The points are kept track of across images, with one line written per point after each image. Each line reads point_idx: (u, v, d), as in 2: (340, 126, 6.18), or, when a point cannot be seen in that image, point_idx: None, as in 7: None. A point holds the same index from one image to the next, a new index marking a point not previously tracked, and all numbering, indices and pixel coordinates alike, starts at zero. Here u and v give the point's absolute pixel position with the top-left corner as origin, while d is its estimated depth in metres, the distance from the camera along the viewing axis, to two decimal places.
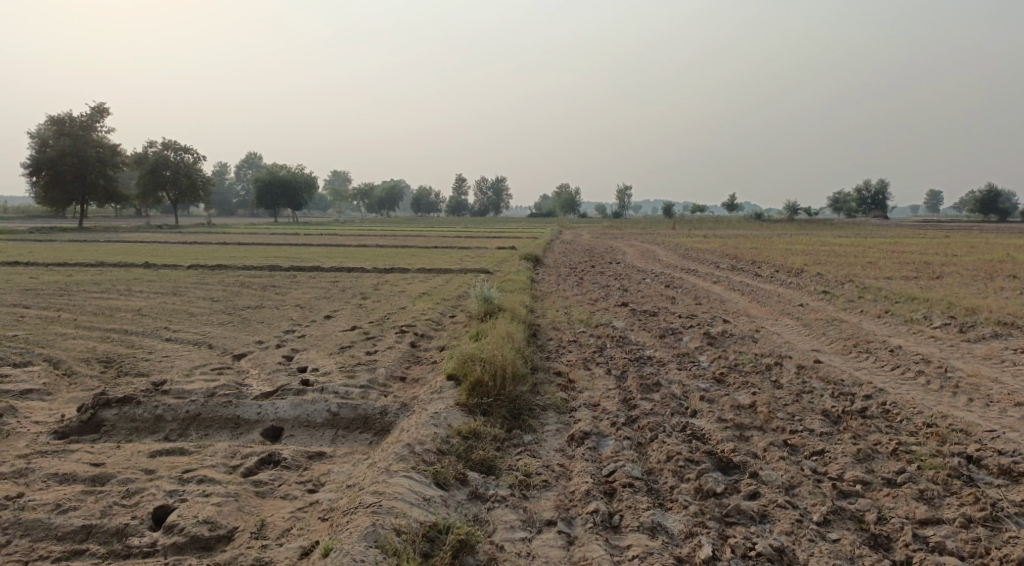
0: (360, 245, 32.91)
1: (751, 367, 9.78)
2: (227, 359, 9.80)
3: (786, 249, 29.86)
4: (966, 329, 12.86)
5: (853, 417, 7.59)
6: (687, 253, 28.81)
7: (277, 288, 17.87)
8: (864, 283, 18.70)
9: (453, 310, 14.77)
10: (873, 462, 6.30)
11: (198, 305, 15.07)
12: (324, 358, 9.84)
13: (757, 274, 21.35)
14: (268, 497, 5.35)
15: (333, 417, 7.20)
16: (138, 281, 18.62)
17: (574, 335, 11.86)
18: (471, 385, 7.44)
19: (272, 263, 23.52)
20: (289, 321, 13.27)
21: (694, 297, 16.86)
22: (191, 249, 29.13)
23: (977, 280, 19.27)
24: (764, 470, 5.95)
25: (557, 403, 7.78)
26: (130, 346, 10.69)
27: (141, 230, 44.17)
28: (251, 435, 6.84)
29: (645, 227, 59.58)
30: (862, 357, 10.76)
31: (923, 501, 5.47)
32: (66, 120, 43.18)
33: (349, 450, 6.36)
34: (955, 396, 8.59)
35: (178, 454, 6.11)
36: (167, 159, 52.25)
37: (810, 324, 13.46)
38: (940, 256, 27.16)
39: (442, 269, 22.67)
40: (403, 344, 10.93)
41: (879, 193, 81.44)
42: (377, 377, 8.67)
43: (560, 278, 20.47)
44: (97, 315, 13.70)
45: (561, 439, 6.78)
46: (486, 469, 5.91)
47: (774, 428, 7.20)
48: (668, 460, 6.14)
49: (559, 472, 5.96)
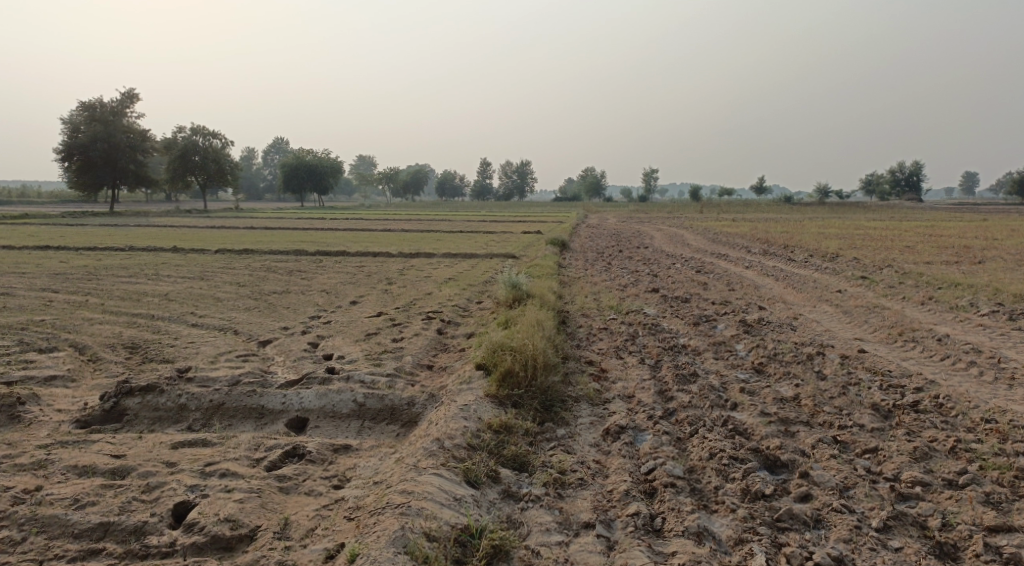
0: (386, 229, 32.77)
1: (791, 357, 9.37)
2: (252, 346, 9.63)
3: (819, 233, 29.09)
4: (1017, 317, 12.26)
5: (905, 411, 7.17)
6: (716, 237, 28.21)
7: (303, 273, 17.76)
8: (903, 267, 18.05)
9: (480, 296, 14.48)
10: (931, 461, 5.91)
11: (224, 290, 14.97)
12: (351, 345, 9.63)
13: (790, 259, 20.75)
14: (292, 494, 5.12)
15: (360, 408, 6.96)
16: (166, 266, 18.62)
17: (604, 323, 11.52)
18: (501, 375, 7.15)
19: (298, 247, 23.45)
20: (315, 306, 13.11)
21: (727, 283, 16.39)
22: (219, 234, 29.19)
23: (1023, 265, 18.50)
24: (815, 470, 5.60)
25: (589, 394, 7.47)
26: (156, 332, 10.58)
27: (170, 214, 44.60)
28: (276, 426, 6.63)
29: (672, 209, 58.80)
30: (908, 346, 10.28)
31: (990, 506, 5.10)
32: (97, 105, 43.60)
33: (376, 443, 6.12)
34: (1011, 389, 8.11)
35: (201, 446, 5.92)
36: (196, 143, 52.56)
37: (850, 311, 12.96)
38: (981, 239, 26.25)
39: (469, 254, 22.38)
40: (430, 331, 10.67)
41: (913, 174, 79.59)
42: (403, 366, 8.42)
43: (588, 263, 20.10)
44: (125, 300, 13.65)
45: (596, 433, 6.48)
46: (518, 466, 5.63)
47: (821, 423, 6.81)
48: (711, 457, 5.82)
49: (595, 469, 5.66)
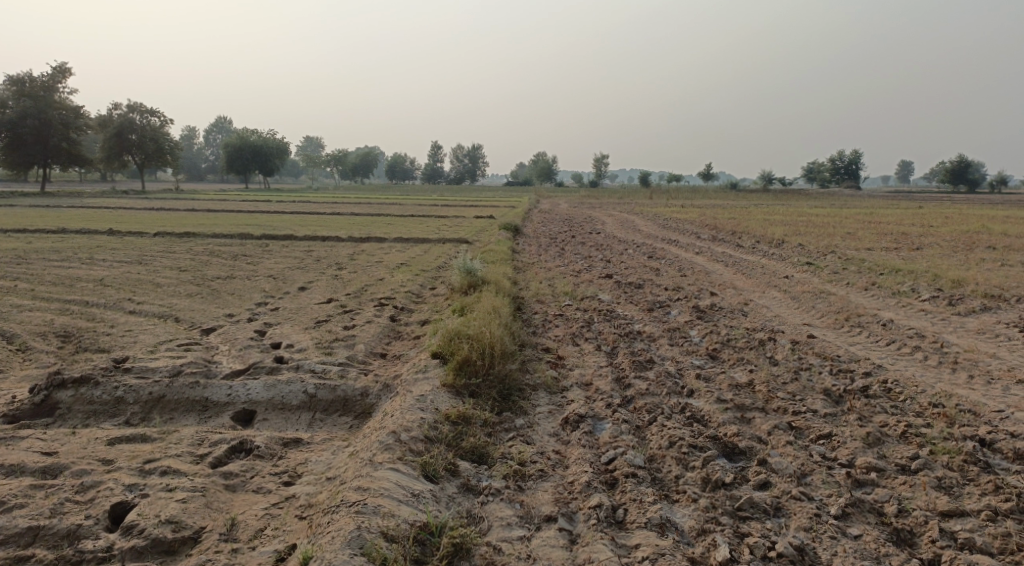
0: (335, 213, 32.09)
1: (744, 343, 9.44)
2: (195, 335, 9.23)
3: (765, 219, 29.64)
4: (956, 302, 12.65)
5: (856, 396, 7.28)
6: (666, 223, 28.46)
7: (249, 258, 17.19)
8: (847, 254, 18.49)
9: (433, 282, 14.25)
10: (884, 446, 5.99)
11: (164, 275, 14.35)
12: (300, 333, 9.31)
13: (739, 245, 21.06)
14: (240, 492, 4.87)
15: (310, 399, 6.70)
16: (102, 249, 17.78)
17: (559, 309, 11.45)
18: (457, 364, 6.98)
19: (243, 231, 22.75)
20: (262, 292, 12.68)
21: (678, 268, 16.51)
22: (159, 216, 28.09)
23: (957, 251, 19.16)
24: (773, 457, 5.62)
25: (547, 382, 7.37)
26: (91, 320, 10.04)
27: (105, 195, 42.75)
28: (220, 420, 6.33)
29: (622, 195, 59.35)
30: (855, 331, 10.48)
31: (942, 491, 5.19)
32: (26, 80, 41.41)
33: (328, 436, 5.89)
34: (956, 373, 8.32)
35: (140, 442, 5.59)
36: (133, 121, 50.47)
37: (798, 297, 13.17)
38: (916, 226, 27.17)
39: (420, 238, 22.02)
40: (383, 318, 10.41)
41: (852, 163, 81.99)
42: (356, 355, 8.17)
43: (541, 248, 20.01)
44: (57, 285, 12.95)
45: (555, 422, 6.38)
46: (477, 458, 5.49)
47: (777, 409, 6.85)
48: (670, 446, 5.78)
49: (555, 460, 5.56)
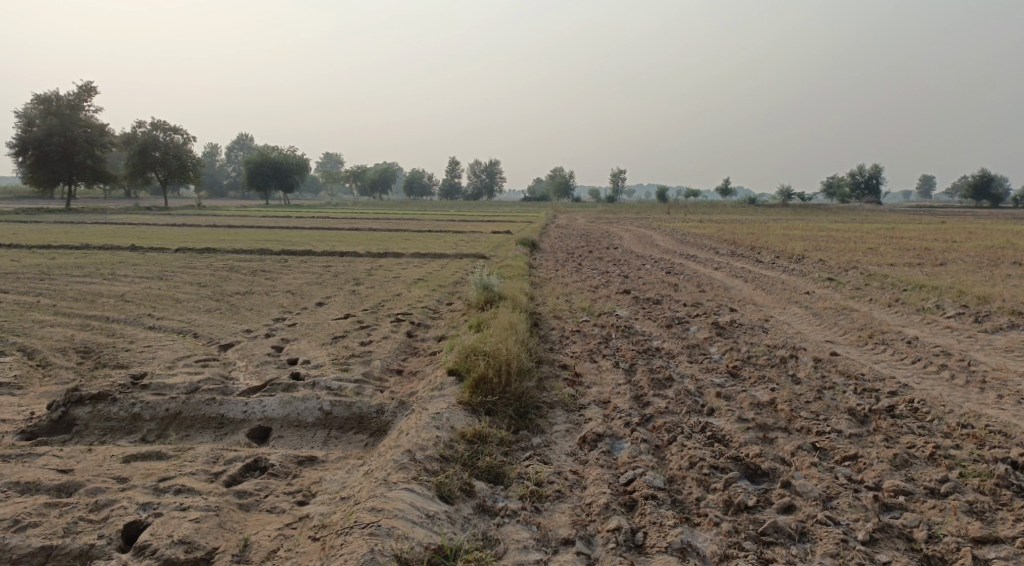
0: (353, 228, 32.27)
1: (765, 360, 9.28)
2: (212, 351, 9.25)
3: (784, 234, 29.36)
4: (982, 319, 12.38)
5: (882, 416, 7.10)
6: (684, 238, 28.29)
7: (267, 273, 17.27)
8: (868, 269, 18.23)
9: (450, 298, 14.22)
10: (912, 468, 5.83)
11: (184, 291, 14.44)
12: (317, 349, 9.29)
13: (758, 260, 20.86)
14: (253, 511, 4.82)
15: (326, 417, 6.65)
16: (123, 265, 17.95)
17: (577, 325, 11.36)
18: (474, 382, 6.89)
19: (262, 246, 22.90)
20: (280, 308, 12.71)
21: (697, 284, 16.36)
22: (180, 232, 28.38)
23: (982, 267, 18.83)
24: (797, 479, 5.48)
25: (565, 400, 7.27)
26: (110, 336, 10.10)
27: (128, 211, 43.32)
28: (236, 437, 6.29)
29: (640, 210, 59.18)
30: (879, 348, 10.28)
31: (974, 516, 5.04)
32: (53, 98, 42.24)
33: (343, 454, 5.83)
34: (984, 392, 8.11)
35: (156, 459, 5.57)
36: (156, 139, 51.22)
37: (820, 313, 12.97)
38: (940, 241, 26.77)
39: (437, 254, 22.04)
40: (400, 334, 10.37)
41: (873, 177, 81.23)
42: (372, 371, 8.12)
43: (558, 264, 19.95)
44: (78, 301, 13.08)
45: (572, 441, 6.28)
46: (493, 478, 5.41)
47: (799, 429, 6.71)
48: (691, 467, 5.66)
49: (573, 481, 5.47)
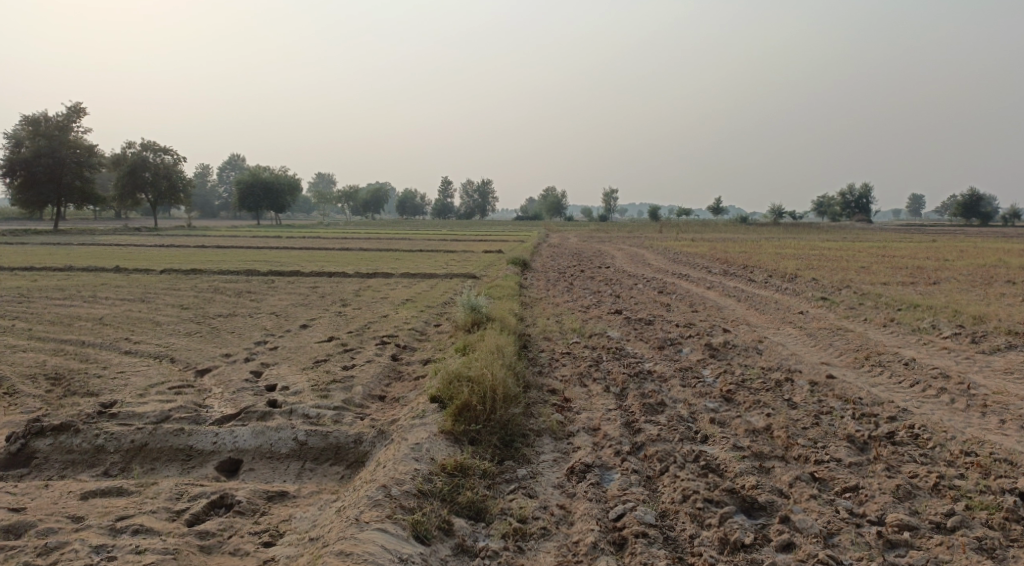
0: (343, 248, 32.01)
1: (760, 384, 9.00)
2: (188, 376, 8.92)
3: (776, 253, 29.22)
4: (979, 340, 12.16)
5: (882, 443, 6.83)
6: (676, 257, 28.12)
7: (253, 295, 16.95)
8: (862, 288, 18.01)
9: (437, 319, 13.91)
10: (916, 499, 5.56)
11: (165, 313, 14.09)
12: (297, 374, 8.97)
13: (750, 279, 20.64)
14: (214, 554, 4.49)
15: (300, 447, 6.32)
16: (105, 287, 17.59)
17: (567, 347, 11.07)
18: (457, 409, 6.57)
19: (250, 267, 22.60)
20: (262, 331, 12.39)
21: (689, 304, 16.11)
22: (168, 252, 28.04)
23: (976, 286, 18.67)
24: (796, 514, 5.21)
25: (553, 427, 6.97)
26: (83, 361, 9.75)
27: (116, 232, 42.93)
28: (204, 470, 5.96)
29: (633, 229, 59.12)
30: (875, 371, 10.03)
31: (983, 553, 4.78)
32: (42, 120, 41.99)
33: (316, 489, 5.52)
34: (985, 417, 7.85)
35: (116, 496, 5.24)
36: (146, 160, 50.95)
37: (814, 334, 12.73)
38: (932, 260, 26.66)
39: (427, 274, 21.76)
40: (384, 357, 10.05)
41: (863, 197, 81.62)
42: (353, 398, 7.79)
43: (549, 284, 19.69)
44: (55, 324, 12.71)
45: (559, 472, 5.98)
46: (474, 515, 5.11)
47: (797, 458, 6.42)
48: (684, 500, 5.37)
49: (560, 516, 5.17)
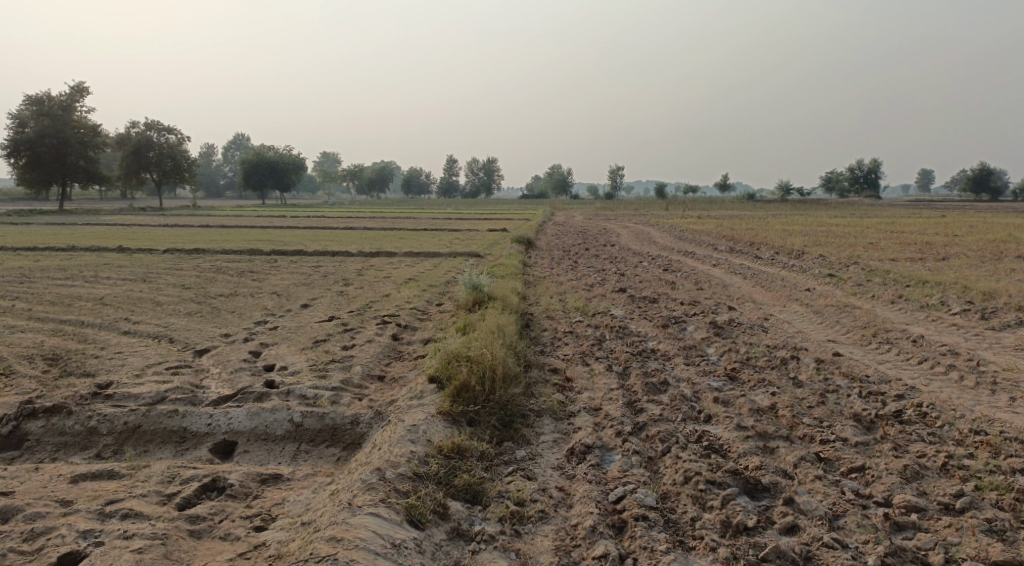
0: (347, 227, 31.83)
1: (765, 362, 8.86)
2: (187, 357, 8.83)
3: (783, 230, 28.95)
4: (988, 316, 11.96)
5: (889, 422, 6.68)
6: (682, 234, 27.87)
7: (255, 274, 16.83)
8: (870, 265, 17.77)
9: (440, 298, 13.78)
10: (925, 480, 5.42)
11: (165, 293, 13.99)
12: (295, 354, 8.86)
13: (757, 256, 20.41)
14: (204, 539, 4.41)
15: (296, 429, 6.22)
16: (107, 267, 17.51)
17: (569, 325, 10.93)
18: (455, 390, 6.45)
19: (253, 247, 22.48)
20: (263, 310, 12.30)
21: (695, 282, 15.93)
22: (171, 233, 27.90)
23: (986, 262, 18.38)
24: (800, 495, 5.08)
25: (553, 407, 6.85)
26: (82, 342, 9.65)
27: (121, 213, 42.83)
28: (198, 453, 5.88)
29: (639, 206, 58.78)
30: (883, 348, 9.86)
31: (994, 536, 4.65)
32: (45, 99, 41.77)
33: (310, 471, 5.42)
34: (995, 395, 7.70)
35: (107, 479, 5.16)
36: (150, 139, 50.68)
37: (821, 311, 12.55)
38: (941, 235, 26.33)
39: (430, 252, 21.61)
40: (384, 337, 9.94)
41: (871, 172, 80.81)
42: (351, 378, 7.68)
43: (553, 262, 19.52)
44: (55, 305, 12.63)
45: (559, 453, 5.86)
46: (471, 498, 5.01)
47: (802, 438, 6.29)
48: (686, 481, 5.26)
49: (559, 499, 5.07)
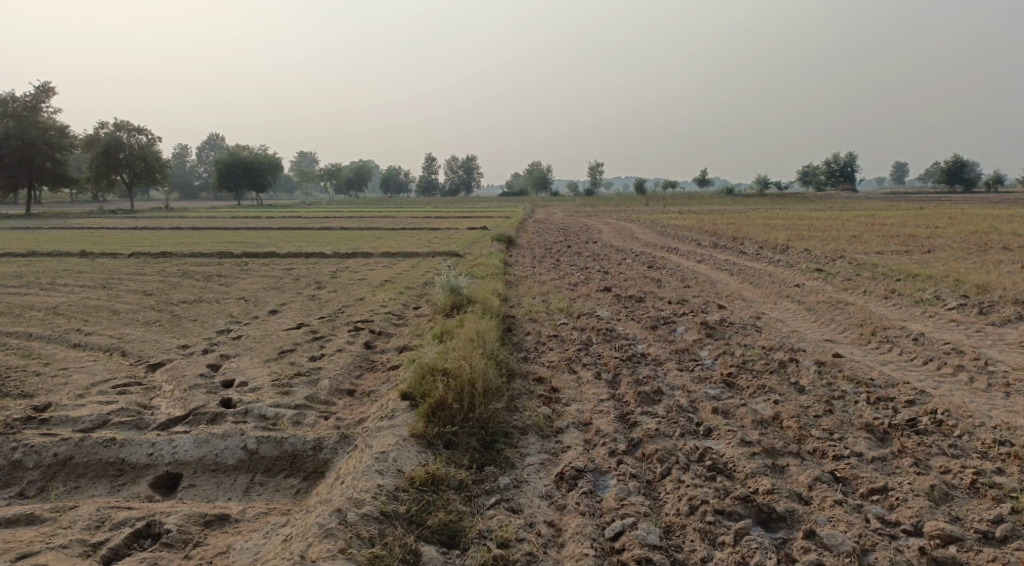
0: (323, 227, 30.94)
1: (762, 365, 8.28)
2: (138, 372, 8.07)
3: (764, 223, 28.59)
4: (986, 310, 11.50)
5: (905, 432, 6.12)
6: (663, 230, 27.35)
7: (223, 278, 16.00)
8: (857, 258, 17.33)
9: (416, 301, 13.07)
10: (956, 501, 4.87)
11: (124, 301, 13.12)
12: (258, 367, 8.13)
13: (742, 251, 19.93)
14: None
15: (250, 457, 5.53)
16: (66, 273, 16.53)
17: (553, 329, 10.28)
18: (430, 409, 5.78)
19: (223, 249, 21.59)
20: (228, 318, 11.53)
21: (681, 279, 15.37)
22: (139, 236, 26.81)
23: (972, 253, 18.02)
24: (821, 528, 4.52)
25: (538, 423, 6.19)
26: (24, 357, 8.83)
27: (91, 216, 41.48)
28: (137, 489, 5.18)
29: (618, 203, 58.11)
30: (884, 347, 9.32)
31: None
32: (8, 100, 40.13)
33: (265, 509, 4.74)
34: (1010, 398, 7.18)
35: (24, 525, 4.44)
36: (121, 140, 49.15)
37: (814, 308, 12.04)
38: (923, 227, 26.08)
39: (408, 252, 20.89)
40: (356, 346, 9.22)
41: (847, 165, 81.14)
42: (317, 394, 6.98)
43: (534, 260, 18.89)
44: (4, 316, 11.73)
45: (547, 478, 5.23)
46: (448, 540, 4.41)
47: (813, 454, 5.70)
48: (691, 512, 4.69)
49: (549, 537, 4.48)
